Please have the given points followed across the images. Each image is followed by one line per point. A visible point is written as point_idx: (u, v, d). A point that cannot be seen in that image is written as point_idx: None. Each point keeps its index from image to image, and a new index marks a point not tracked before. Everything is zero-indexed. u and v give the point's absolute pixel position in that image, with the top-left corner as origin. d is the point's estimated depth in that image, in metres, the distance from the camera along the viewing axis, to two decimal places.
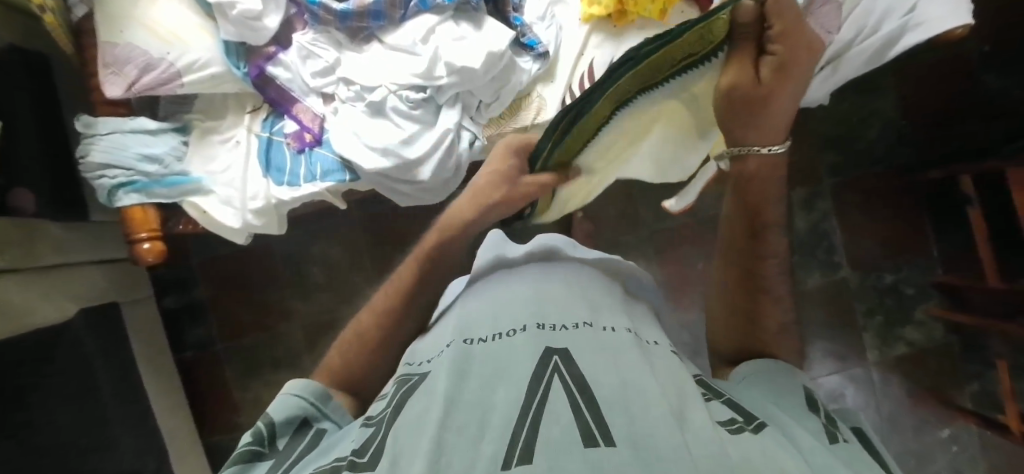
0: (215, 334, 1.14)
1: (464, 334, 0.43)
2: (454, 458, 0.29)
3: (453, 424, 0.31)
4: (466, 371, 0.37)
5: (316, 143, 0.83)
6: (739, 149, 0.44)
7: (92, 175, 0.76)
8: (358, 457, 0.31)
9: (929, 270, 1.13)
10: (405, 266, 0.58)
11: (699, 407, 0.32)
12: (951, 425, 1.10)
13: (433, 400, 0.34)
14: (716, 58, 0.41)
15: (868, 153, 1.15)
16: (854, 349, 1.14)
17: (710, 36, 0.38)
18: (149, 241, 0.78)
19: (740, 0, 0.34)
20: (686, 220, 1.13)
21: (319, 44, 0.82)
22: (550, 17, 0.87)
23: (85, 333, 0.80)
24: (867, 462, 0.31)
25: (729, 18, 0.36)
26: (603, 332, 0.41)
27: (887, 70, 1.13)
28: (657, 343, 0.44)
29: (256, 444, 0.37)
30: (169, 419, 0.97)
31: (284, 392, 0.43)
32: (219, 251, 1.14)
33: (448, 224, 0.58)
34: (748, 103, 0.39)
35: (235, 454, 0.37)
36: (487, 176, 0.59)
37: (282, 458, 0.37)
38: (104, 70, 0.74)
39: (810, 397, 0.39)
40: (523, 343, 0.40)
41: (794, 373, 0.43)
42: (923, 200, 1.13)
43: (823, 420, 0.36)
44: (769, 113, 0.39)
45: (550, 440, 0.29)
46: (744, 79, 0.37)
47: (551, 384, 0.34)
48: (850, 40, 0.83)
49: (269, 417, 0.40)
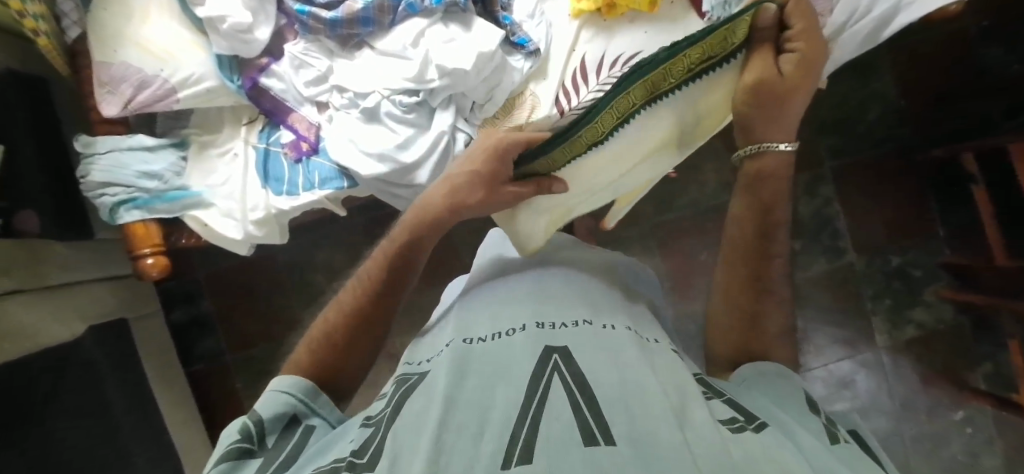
0: (224, 345, 1.15)
1: (464, 334, 0.43)
2: (453, 457, 0.29)
3: (452, 423, 0.31)
4: (466, 370, 0.37)
5: (313, 152, 0.84)
6: (758, 146, 0.50)
7: (93, 194, 0.77)
8: (357, 458, 0.31)
9: (936, 250, 1.12)
10: (369, 263, 0.52)
11: (700, 407, 0.32)
12: (964, 407, 1.08)
13: (432, 399, 0.34)
14: (734, 59, 0.52)
15: (869, 136, 1.13)
16: (863, 334, 1.13)
17: (733, 37, 0.49)
18: (153, 256, 0.78)
19: (765, 6, 0.47)
20: (687, 211, 1.12)
21: (310, 53, 0.82)
22: (540, 14, 0.86)
23: (96, 350, 0.81)
24: (867, 461, 0.31)
25: (752, 21, 0.48)
26: (602, 330, 0.41)
27: (883, 50, 1.11)
28: (658, 342, 0.43)
29: (246, 441, 0.36)
30: (182, 431, 0.98)
31: (271, 388, 0.41)
32: (224, 263, 1.15)
33: (415, 210, 0.54)
34: (771, 93, 0.48)
35: (223, 451, 0.35)
36: (466, 171, 0.54)
37: (274, 458, 0.35)
38: (99, 90, 0.75)
39: (807, 398, 0.38)
40: (523, 343, 0.40)
41: (792, 373, 0.42)
42: (926, 180, 1.12)
43: (823, 420, 0.35)
44: (787, 107, 0.49)
45: (552, 438, 0.29)
46: (769, 69, 0.48)
47: (551, 383, 0.34)
48: (844, 22, 0.81)
49: (257, 414, 0.38)
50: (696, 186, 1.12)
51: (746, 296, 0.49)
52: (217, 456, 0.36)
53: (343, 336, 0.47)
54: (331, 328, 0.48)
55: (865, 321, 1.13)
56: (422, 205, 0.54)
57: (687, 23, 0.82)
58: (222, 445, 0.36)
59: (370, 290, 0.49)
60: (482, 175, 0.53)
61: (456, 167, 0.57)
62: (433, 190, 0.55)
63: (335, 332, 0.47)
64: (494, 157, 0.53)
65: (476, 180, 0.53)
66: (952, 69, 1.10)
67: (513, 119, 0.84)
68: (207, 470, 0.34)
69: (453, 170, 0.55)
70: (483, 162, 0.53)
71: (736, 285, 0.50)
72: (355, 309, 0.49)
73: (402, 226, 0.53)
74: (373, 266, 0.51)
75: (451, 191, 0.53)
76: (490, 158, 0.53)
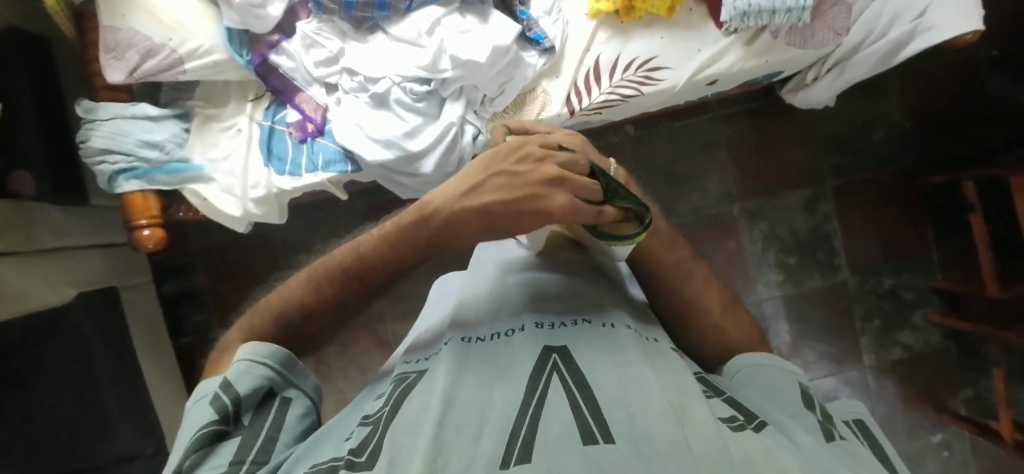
0: (213, 320, 1.14)
1: (462, 332, 0.42)
2: (453, 457, 0.28)
3: (452, 422, 0.31)
4: (466, 369, 0.36)
5: (318, 134, 0.83)
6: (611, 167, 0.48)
7: (91, 160, 0.75)
8: (354, 457, 0.30)
9: (929, 274, 1.13)
10: (344, 252, 0.41)
11: (700, 405, 0.32)
12: (943, 430, 1.11)
13: (431, 397, 0.33)
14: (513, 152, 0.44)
15: (873, 157, 1.14)
16: (850, 353, 1.13)
17: None
18: (149, 227, 0.78)
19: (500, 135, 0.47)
20: (687, 219, 1.14)
21: (323, 33, 0.81)
22: (557, 12, 0.85)
23: (86, 317, 0.80)
24: (866, 460, 0.31)
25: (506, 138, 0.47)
26: (602, 328, 0.41)
27: (893, 73, 1.12)
28: (658, 340, 0.42)
29: (222, 422, 0.34)
30: (167, 404, 0.97)
31: (239, 360, 0.37)
32: (219, 237, 1.14)
33: (426, 229, 0.39)
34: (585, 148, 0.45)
35: (194, 437, 0.33)
36: (507, 218, 0.38)
37: (254, 439, 0.34)
38: (104, 55, 0.73)
39: (803, 393, 0.38)
40: (523, 342, 0.39)
41: (784, 362, 0.42)
42: (924, 204, 1.14)
43: (818, 417, 0.35)
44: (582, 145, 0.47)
45: (550, 437, 0.29)
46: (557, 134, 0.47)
47: (550, 384, 0.34)
48: (859, 43, 0.82)
49: (231, 392, 0.35)
50: (697, 194, 1.15)
51: (726, 304, 0.48)
52: (186, 438, 0.33)
53: (324, 306, 0.40)
54: (305, 295, 0.40)
55: (854, 340, 1.14)
56: (439, 228, 0.39)
57: (702, 33, 0.82)
58: (189, 429, 0.33)
59: (356, 270, 0.40)
60: (523, 230, 0.38)
61: (485, 184, 0.39)
62: (455, 212, 0.39)
63: (308, 300, 0.40)
64: (544, 219, 0.37)
65: (510, 232, 0.39)
66: (959, 97, 1.12)
67: (524, 115, 0.84)
68: (177, 460, 0.32)
69: (490, 197, 0.38)
70: (528, 219, 0.37)
71: (712, 292, 0.48)
72: (333, 283, 0.40)
73: (398, 229, 0.40)
74: (356, 253, 0.40)
75: (483, 221, 0.38)
76: (538, 218, 0.37)
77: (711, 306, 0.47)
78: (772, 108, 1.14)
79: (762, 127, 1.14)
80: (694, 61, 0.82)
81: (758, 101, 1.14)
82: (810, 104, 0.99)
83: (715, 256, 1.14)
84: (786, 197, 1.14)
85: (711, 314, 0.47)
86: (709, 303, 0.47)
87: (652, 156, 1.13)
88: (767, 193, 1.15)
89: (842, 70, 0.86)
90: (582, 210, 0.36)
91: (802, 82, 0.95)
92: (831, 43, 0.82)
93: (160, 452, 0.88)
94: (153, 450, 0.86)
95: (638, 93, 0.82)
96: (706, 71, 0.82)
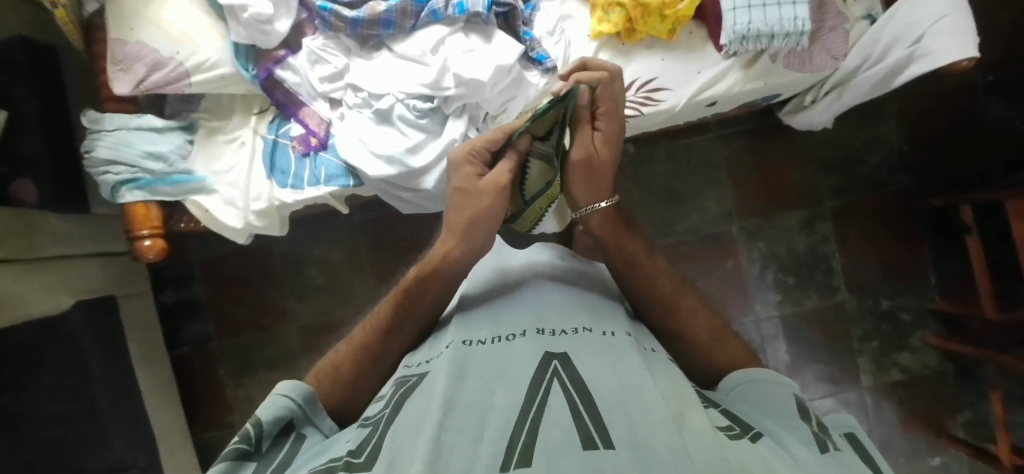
0: (211, 331, 1.14)
1: (463, 335, 0.41)
2: (452, 459, 0.27)
3: (452, 425, 0.29)
4: (466, 372, 0.35)
5: (321, 148, 0.84)
6: (582, 211, 0.55)
7: (96, 170, 0.76)
8: (353, 459, 0.29)
9: (927, 296, 1.14)
10: (387, 300, 0.48)
11: (699, 412, 0.31)
12: (941, 453, 1.10)
13: (431, 399, 0.32)
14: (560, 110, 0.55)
15: (871, 177, 1.15)
16: (849, 373, 1.13)
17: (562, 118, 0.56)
18: (150, 238, 0.78)
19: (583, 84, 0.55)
20: (688, 237, 1.15)
21: (328, 50, 0.82)
22: (560, 32, 0.86)
23: (81, 326, 0.79)
24: (859, 469, 0.30)
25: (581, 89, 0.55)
26: (602, 337, 0.39)
27: (891, 96, 1.14)
28: (656, 350, 0.42)
29: (244, 443, 0.35)
30: (161, 415, 0.97)
31: (275, 393, 0.39)
32: (218, 248, 1.14)
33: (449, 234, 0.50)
34: (587, 166, 0.55)
35: (221, 455, 0.35)
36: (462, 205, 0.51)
37: (270, 466, 0.35)
38: (112, 67, 0.74)
39: (798, 405, 0.37)
40: (522, 347, 0.38)
41: (781, 377, 0.41)
42: (921, 226, 1.14)
43: (813, 428, 0.35)
44: (596, 169, 0.55)
45: (551, 442, 0.27)
46: (591, 141, 0.55)
47: (550, 390, 0.32)
48: (856, 67, 0.84)
49: (253, 419, 0.37)
50: (696, 213, 1.15)
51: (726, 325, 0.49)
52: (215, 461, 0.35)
53: (354, 363, 0.44)
54: (347, 357, 0.44)
55: (852, 360, 1.14)
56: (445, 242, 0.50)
57: (703, 56, 0.84)
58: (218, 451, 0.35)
59: (408, 284, 0.47)
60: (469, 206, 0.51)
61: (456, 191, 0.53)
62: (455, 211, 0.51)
63: (344, 356, 0.44)
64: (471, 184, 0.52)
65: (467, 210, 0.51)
66: (956, 121, 1.13)
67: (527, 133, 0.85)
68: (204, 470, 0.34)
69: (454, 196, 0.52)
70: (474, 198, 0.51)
71: (707, 312, 0.48)
72: (385, 315, 0.46)
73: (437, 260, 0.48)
74: (429, 260, 0.49)
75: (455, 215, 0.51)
76: (470, 190, 0.52)
77: (713, 326, 0.47)
78: (771, 130, 1.15)
79: (762, 147, 1.15)
80: (695, 82, 0.83)
81: (757, 121, 1.15)
82: (808, 127, 0.99)
83: (713, 274, 1.15)
84: (786, 218, 1.15)
85: (707, 337, 0.46)
86: (711, 324, 0.47)
87: (651, 174, 1.14)
88: (766, 212, 1.15)
89: (840, 94, 0.88)
90: (473, 165, 0.54)
91: (800, 105, 0.96)
92: (830, 67, 0.83)
93: (150, 463, 0.87)
94: (145, 462, 0.85)
95: (639, 113, 0.83)
96: (708, 91, 0.83)
